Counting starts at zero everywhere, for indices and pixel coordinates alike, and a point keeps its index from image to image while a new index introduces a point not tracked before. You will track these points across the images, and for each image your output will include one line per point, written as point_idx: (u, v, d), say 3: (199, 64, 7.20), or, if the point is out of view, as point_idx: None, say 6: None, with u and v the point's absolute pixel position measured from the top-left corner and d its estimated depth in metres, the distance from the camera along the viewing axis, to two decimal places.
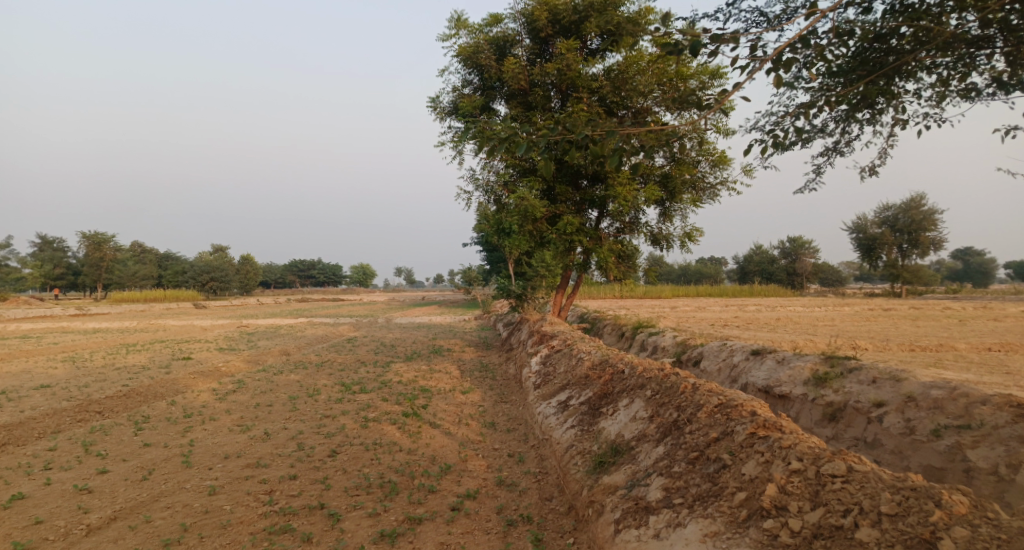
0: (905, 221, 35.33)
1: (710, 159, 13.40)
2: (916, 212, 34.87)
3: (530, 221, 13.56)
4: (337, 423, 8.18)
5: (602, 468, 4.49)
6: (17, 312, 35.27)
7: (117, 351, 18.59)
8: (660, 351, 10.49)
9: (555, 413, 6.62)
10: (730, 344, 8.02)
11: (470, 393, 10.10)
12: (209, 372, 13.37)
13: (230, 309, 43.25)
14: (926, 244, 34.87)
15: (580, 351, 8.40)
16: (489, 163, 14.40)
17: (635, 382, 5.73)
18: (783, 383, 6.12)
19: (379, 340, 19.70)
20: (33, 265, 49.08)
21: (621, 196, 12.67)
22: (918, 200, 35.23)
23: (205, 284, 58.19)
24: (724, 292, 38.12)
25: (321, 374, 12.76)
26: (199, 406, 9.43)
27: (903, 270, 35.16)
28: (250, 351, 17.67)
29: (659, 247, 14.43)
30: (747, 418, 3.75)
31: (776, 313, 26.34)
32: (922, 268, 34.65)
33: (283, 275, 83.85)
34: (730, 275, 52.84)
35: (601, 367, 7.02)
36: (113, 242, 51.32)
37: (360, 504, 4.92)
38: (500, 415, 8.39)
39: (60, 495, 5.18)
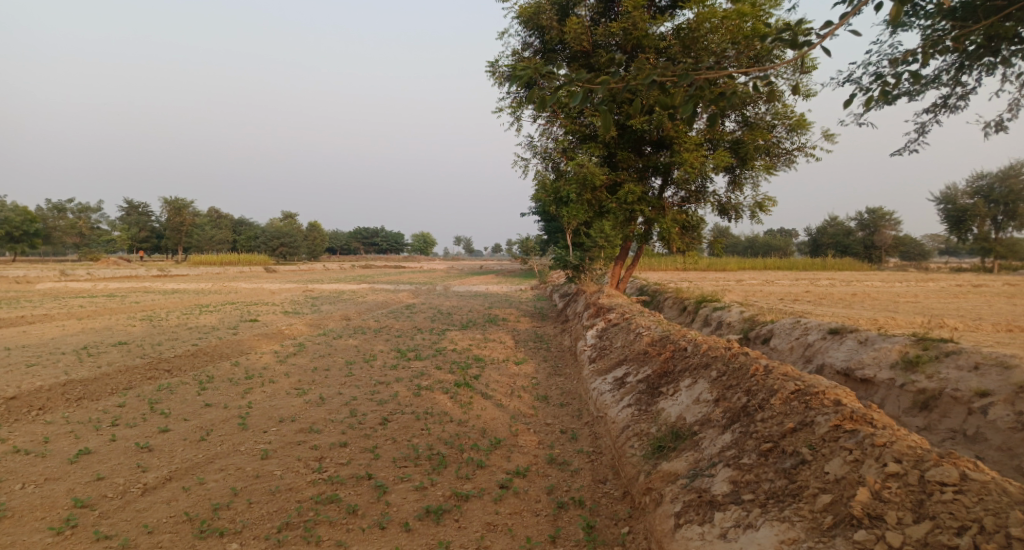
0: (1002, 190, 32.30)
1: (787, 123, 12.40)
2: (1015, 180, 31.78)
3: (589, 189, 13.11)
4: (390, 390, 8.18)
5: (661, 453, 4.16)
6: (107, 272, 37.80)
7: (192, 311, 19.59)
8: (726, 327, 9.92)
9: (611, 390, 6.30)
10: (804, 321, 7.41)
11: (524, 364, 9.91)
12: (272, 334, 13.81)
13: (298, 274, 44.87)
14: None
15: (639, 326, 8.00)
16: (548, 129, 13.91)
17: (700, 361, 5.34)
18: (866, 366, 5.55)
19: (437, 308, 19.85)
20: (121, 229, 52.39)
21: (688, 162, 11.97)
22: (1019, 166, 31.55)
23: (274, 249, 60.65)
24: (794, 266, 36.29)
25: (377, 340, 12.91)
26: (260, 368, 9.68)
27: (997, 244, 32.30)
28: (313, 315, 18.19)
29: (727, 218, 13.65)
30: (831, 407, 3.31)
31: (851, 289, 24.77)
32: (1020, 242, 31.73)
33: (348, 242, 86.44)
34: (800, 247, 50.29)
35: (661, 343, 6.62)
36: (192, 207, 54.13)
37: (407, 477, 4.81)
38: (553, 389, 8.14)
39: (122, 453, 5.36)
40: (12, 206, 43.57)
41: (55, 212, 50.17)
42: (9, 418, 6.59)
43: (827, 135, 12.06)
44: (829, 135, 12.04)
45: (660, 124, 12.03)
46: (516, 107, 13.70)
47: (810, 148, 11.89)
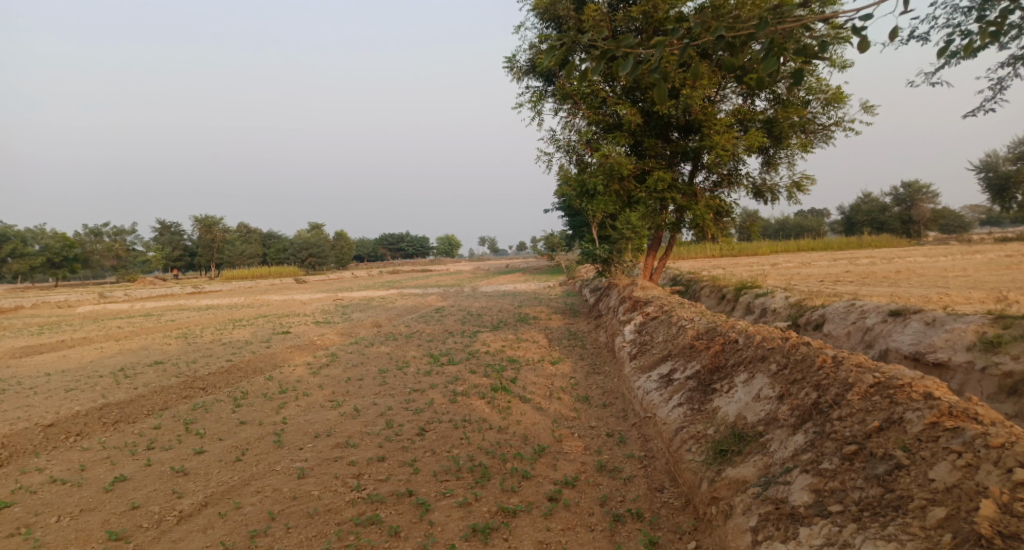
0: None
1: (822, 97, 11.84)
2: None
3: (616, 180, 12.73)
4: (426, 398, 7.96)
5: (724, 457, 3.83)
6: (144, 293, 38.57)
7: (225, 327, 19.75)
8: (771, 314, 9.47)
9: (657, 388, 5.96)
10: (859, 304, 6.96)
11: (560, 363, 9.60)
12: (305, 346, 13.75)
13: (328, 284, 45.20)
14: None
15: (681, 318, 7.63)
16: (571, 121, 13.57)
17: (755, 353, 4.98)
18: (938, 349, 5.12)
19: (467, 310, 19.66)
20: (156, 249, 53.53)
21: (719, 145, 11.51)
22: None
23: (303, 260, 61.43)
24: (829, 246, 35.19)
25: (409, 346, 12.74)
26: (294, 381, 9.56)
27: None
28: (344, 324, 18.18)
29: (762, 201, 13.13)
30: (922, 402, 2.94)
31: (892, 266, 23.84)
32: None
33: (374, 249, 87.17)
34: (834, 227, 48.84)
35: (708, 335, 6.25)
36: (222, 224, 55.15)
37: (450, 492, 4.55)
38: (594, 388, 7.82)
39: (158, 478, 5.24)
40: (51, 233, 44.85)
41: (92, 236, 51.53)
42: (48, 445, 6.54)
43: (866, 106, 11.48)
44: (869, 107, 11.45)
45: (688, 107, 11.60)
46: (536, 101, 13.40)
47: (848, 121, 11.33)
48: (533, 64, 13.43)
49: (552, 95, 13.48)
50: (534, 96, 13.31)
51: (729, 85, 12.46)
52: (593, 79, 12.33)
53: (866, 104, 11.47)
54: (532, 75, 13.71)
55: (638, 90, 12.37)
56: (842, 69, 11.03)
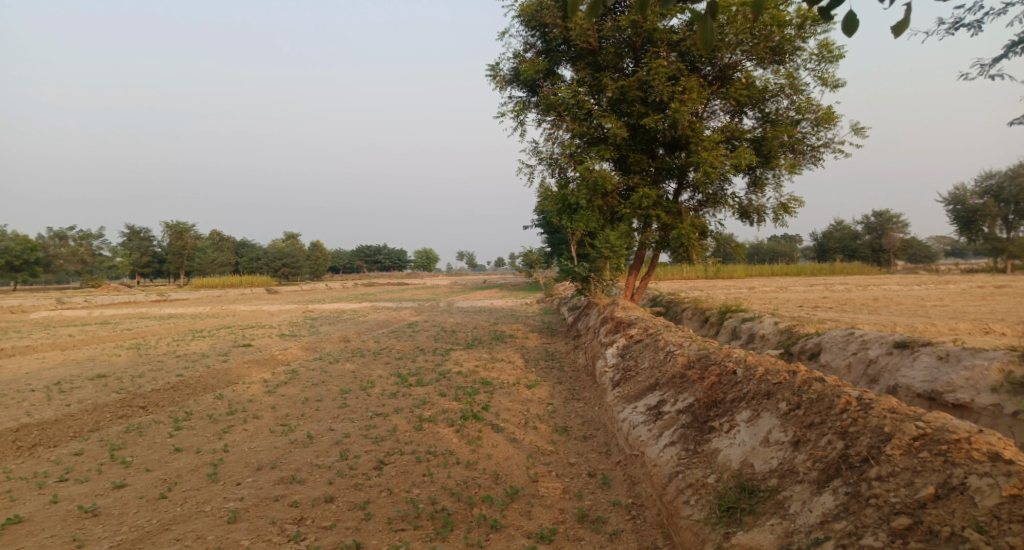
0: (1011, 188, 31.49)
1: (812, 117, 11.53)
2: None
3: (600, 195, 12.23)
4: (389, 424, 7.23)
5: (730, 516, 3.23)
6: (105, 299, 36.94)
7: (183, 337, 18.66)
8: (759, 341, 8.97)
9: (645, 422, 5.36)
10: (859, 334, 6.47)
11: (537, 388, 8.95)
12: (265, 361, 12.85)
13: (300, 295, 43.84)
14: None
15: (668, 343, 7.05)
16: (554, 133, 13.03)
17: (759, 388, 4.42)
18: (958, 388, 4.61)
19: (440, 326, 18.90)
20: (122, 254, 51.57)
21: (706, 162, 11.07)
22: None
23: (276, 271, 59.92)
24: (804, 271, 35.31)
25: (377, 364, 11.97)
26: (245, 401, 8.73)
27: (1009, 243, 31.18)
28: (310, 338, 17.27)
29: (748, 221, 12.75)
30: (991, 465, 2.46)
31: (868, 293, 23.69)
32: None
33: (350, 261, 86.04)
34: (806, 253, 49.32)
35: (701, 364, 5.67)
36: (193, 231, 53.64)
37: (404, 545, 3.88)
38: (573, 417, 7.18)
39: (60, 519, 4.45)
40: (11, 235, 43.02)
41: (56, 238, 49.52)
42: None
43: (855, 128, 11.22)
44: (859, 128, 11.19)
45: (675, 123, 11.18)
46: (518, 111, 12.89)
47: (838, 143, 11.03)
48: (516, 72, 12.93)
49: (535, 106, 12.97)
50: (516, 106, 12.79)
51: (717, 102, 12.13)
52: (577, 90, 11.86)
53: (856, 126, 11.19)
54: (515, 84, 13.20)
55: (624, 103, 11.93)
56: (834, 88, 10.74)
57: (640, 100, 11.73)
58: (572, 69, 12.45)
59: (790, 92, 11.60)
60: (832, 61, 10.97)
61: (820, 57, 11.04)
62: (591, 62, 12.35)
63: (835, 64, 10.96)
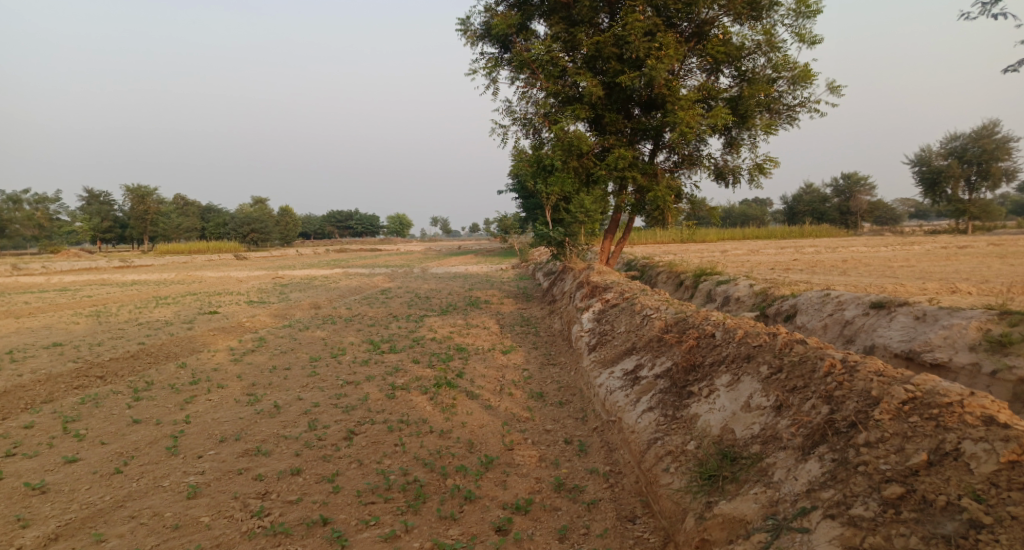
0: (974, 150, 32.06)
1: (790, 75, 11.34)
2: (987, 140, 31.59)
3: (575, 156, 11.96)
4: (360, 392, 7.03)
5: (712, 484, 3.12)
6: (65, 265, 35.63)
7: (147, 305, 18.04)
8: (734, 303, 8.93)
9: (622, 387, 5.25)
10: (835, 295, 6.41)
11: (512, 353, 8.82)
12: (232, 328, 12.47)
13: (270, 261, 42.92)
14: (998, 176, 31.63)
15: (645, 307, 6.93)
16: (528, 92, 12.62)
17: (739, 352, 4.30)
18: (935, 347, 4.58)
19: (413, 292, 18.63)
20: (82, 218, 49.59)
21: (683, 122, 10.84)
22: (989, 128, 32.38)
23: (245, 236, 58.45)
24: (774, 234, 35.72)
25: (348, 330, 11.70)
26: (210, 370, 8.41)
27: (970, 204, 31.90)
28: (280, 304, 16.84)
29: (723, 183, 12.64)
30: (986, 430, 2.41)
31: (837, 255, 24.04)
32: (993, 202, 31.43)
33: (322, 226, 84.52)
34: (777, 216, 49.93)
35: (678, 327, 5.55)
36: (156, 195, 51.80)
37: (375, 520, 3.72)
38: (549, 382, 7.06)
39: (5, 499, 4.18)
40: None
41: (9, 203, 47.35)
42: None
43: (832, 86, 11.08)
44: (835, 87, 11.06)
45: (652, 81, 10.89)
46: (491, 69, 12.43)
47: (814, 102, 10.90)
48: (488, 28, 12.42)
49: (508, 63, 12.51)
50: (489, 63, 12.33)
51: (693, 60, 11.86)
52: (552, 46, 11.46)
53: (833, 84, 11.05)
54: (487, 40, 12.69)
55: (600, 61, 11.58)
56: (811, 45, 10.54)
57: (616, 57, 11.38)
58: (546, 25, 12.00)
59: (767, 49, 11.37)
60: (809, 17, 10.75)
61: (798, 12, 10.80)
62: (566, 17, 11.92)
63: (812, 20, 10.74)
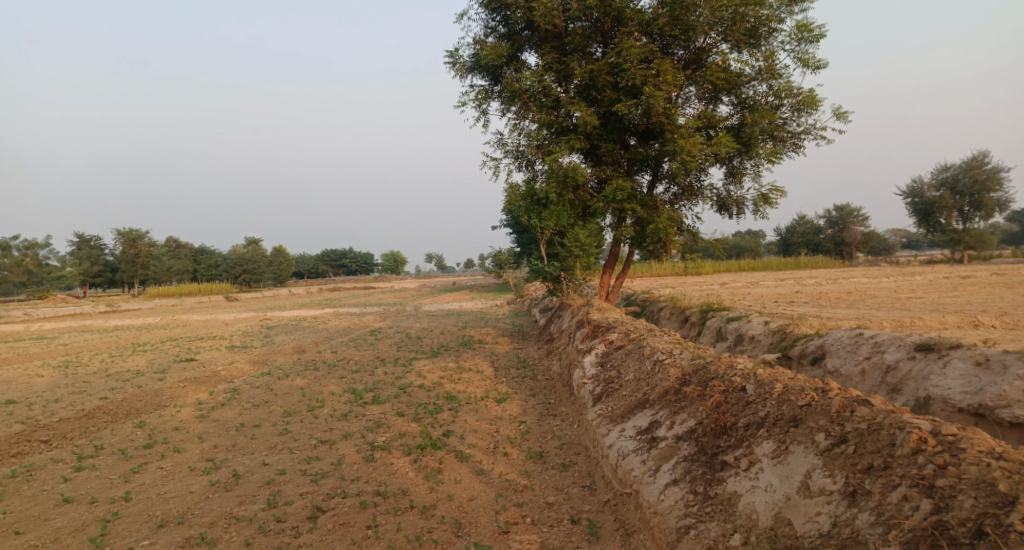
0: (966, 181, 31.88)
1: (794, 101, 10.83)
2: (978, 171, 31.49)
3: (571, 188, 11.36)
4: (334, 454, 6.18)
5: None
6: (48, 312, 34.56)
7: (121, 352, 17.02)
8: (748, 343, 8.19)
9: (636, 451, 4.45)
10: (870, 335, 5.71)
11: (507, 402, 7.99)
12: (205, 378, 11.52)
13: (261, 302, 41.89)
14: (991, 206, 31.36)
15: (655, 351, 6.15)
16: (520, 123, 12.05)
17: (782, 413, 3.53)
18: (1013, 403, 3.86)
19: (404, 332, 17.75)
20: (72, 263, 48.68)
21: (684, 151, 10.24)
22: (979, 158, 32.37)
23: (236, 277, 57.48)
24: (769, 266, 35.18)
25: (330, 378, 10.80)
26: (170, 429, 7.52)
27: (965, 234, 31.49)
28: (262, 349, 15.91)
29: (727, 214, 12.03)
30: None
31: (839, 287, 23.35)
32: (987, 231, 31.02)
33: (315, 265, 83.80)
34: (771, 248, 49.56)
35: (699, 378, 4.76)
36: (147, 238, 51.00)
37: None
38: (549, 439, 6.24)
39: None
40: None
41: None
42: None
43: (838, 112, 10.60)
44: (842, 113, 10.57)
45: (650, 109, 10.35)
46: (481, 100, 11.89)
47: (820, 129, 10.38)
48: (477, 59, 11.93)
49: (499, 95, 12.01)
50: (478, 94, 11.82)
51: (691, 87, 11.39)
52: (544, 75, 10.96)
53: (839, 110, 10.55)
54: (476, 71, 12.21)
55: (595, 89, 11.08)
56: (816, 69, 10.07)
57: (611, 85, 10.91)
58: (537, 54, 11.53)
59: (768, 75, 10.92)
60: (812, 42, 10.33)
61: (800, 37, 10.39)
62: (557, 46, 11.49)
63: (815, 44, 10.32)
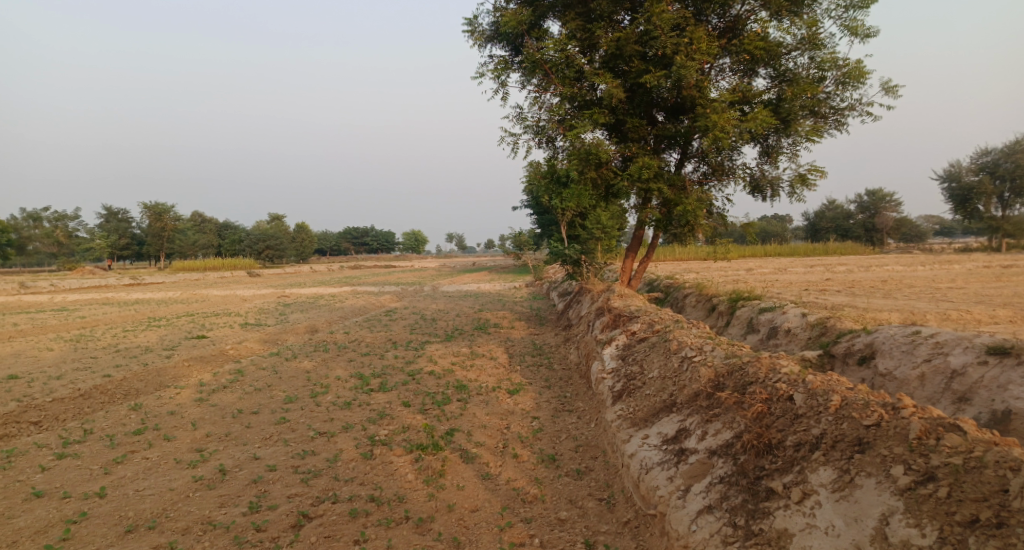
0: (1008, 166, 30.24)
1: (839, 72, 9.94)
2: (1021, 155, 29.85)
3: (593, 166, 10.69)
4: (331, 448, 5.73)
5: None
6: (75, 283, 34.97)
7: (136, 327, 16.84)
8: (784, 337, 7.52)
9: (662, 464, 3.89)
10: (927, 333, 5.05)
11: (520, 394, 7.46)
12: (212, 357, 11.18)
13: (282, 279, 41.96)
14: None
15: (682, 346, 5.53)
16: (541, 97, 11.35)
17: (843, 433, 2.92)
18: None
19: (419, 313, 17.30)
20: (100, 236, 49.32)
21: (716, 127, 9.45)
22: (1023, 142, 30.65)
23: (259, 253, 57.72)
24: (796, 251, 34.01)
25: (338, 361, 10.38)
26: (166, 413, 7.15)
27: (1004, 222, 29.92)
28: (274, 328, 15.59)
29: (760, 196, 11.26)
30: None
31: (873, 274, 22.30)
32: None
33: (337, 242, 84.07)
34: (797, 233, 48.17)
35: (735, 381, 4.16)
36: (173, 212, 51.30)
37: None
38: (564, 439, 5.70)
39: None
40: None
41: (29, 220, 47.13)
42: None
43: (888, 87, 9.71)
44: (891, 88, 9.68)
45: (681, 81, 9.57)
46: (500, 71, 11.21)
47: (866, 105, 9.51)
48: (497, 27, 11.21)
49: (519, 66, 11.32)
50: (497, 65, 11.14)
51: (725, 60, 10.57)
52: (567, 45, 10.22)
53: (889, 84, 9.66)
54: (496, 41, 11.52)
55: (622, 60, 10.31)
56: (866, 37, 9.18)
57: (639, 56, 10.14)
58: (560, 23, 10.79)
59: (810, 46, 10.06)
60: (862, 8, 9.42)
61: (848, 4, 9.48)
62: (583, 13, 10.74)
63: (865, 11, 9.41)
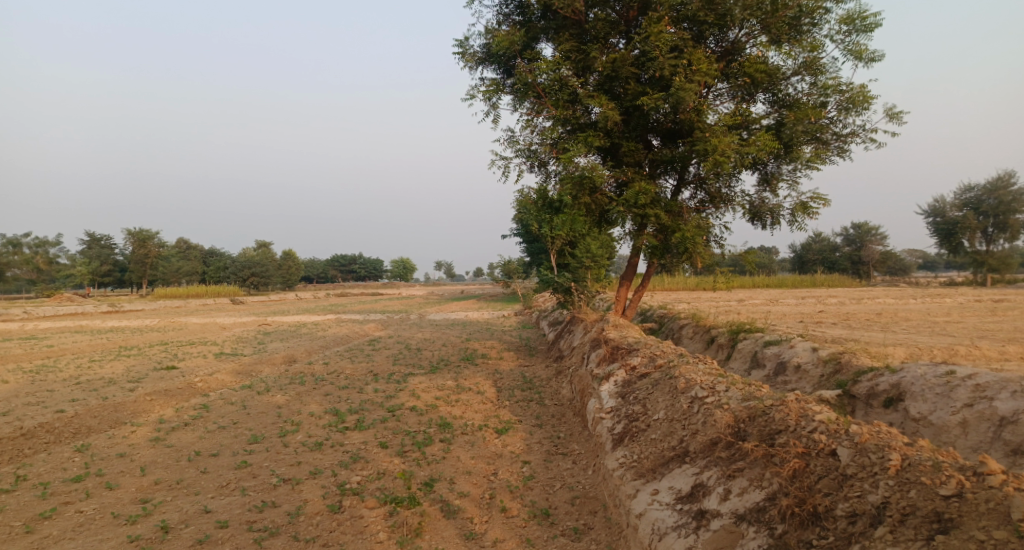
0: (990, 202, 30.28)
1: (841, 97, 9.63)
2: (1004, 191, 29.89)
3: (587, 192, 10.22)
4: (294, 498, 5.06)
5: None
6: (49, 310, 33.74)
7: (104, 357, 15.89)
8: (794, 373, 6.96)
9: (678, 529, 3.26)
10: (963, 374, 4.54)
11: (509, 434, 6.81)
12: (179, 390, 10.38)
13: (265, 306, 40.94)
14: (1017, 228, 29.79)
15: (691, 384, 4.95)
16: (533, 120, 10.94)
17: (913, 504, 2.43)
18: None
19: (404, 343, 16.56)
20: (81, 262, 48.17)
21: (716, 151, 9.02)
22: (1006, 177, 30.75)
23: (244, 280, 56.56)
24: (785, 284, 33.71)
25: (314, 395, 9.65)
26: (115, 456, 6.40)
27: (988, 257, 29.84)
28: (250, 358, 14.75)
29: (760, 223, 10.84)
30: None
31: (866, 307, 21.90)
32: (1012, 254, 29.37)
33: (324, 270, 83.07)
34: (784, 265, 48.10)
35: (758, 429, 3.59)
36: (157, 238, 50.33)
37: None
38: (558, 489, 5.07)
39: None
40: None
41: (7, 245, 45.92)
42: None
43: (891, 112, 9.40)
44: (894, 114, 9.36)
45: (679, 104, 9.19)
46: (491, 93, 10.79)
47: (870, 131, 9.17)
48: (489, 49, 10.84)
49: (511, 88, 10.92)
50: (488, 87, 10.74)
51: (723, 84, 10.28)
52: (560, 67, 9.84)
53: (892, 110, 9.34)
54: (488, 62, 11.13)
55: (618, 82, 9.93)
56: (870, 61, 8.87)
57: (635, 78, 9.81)
58: (554, 44, 10.45)
59: (810, 70, 9.77)
60: (864, 32, 9.16)
61: (849, 28, 9.23)
62: (577, 35, 10.42)
63: (868, 35, 9.13)
